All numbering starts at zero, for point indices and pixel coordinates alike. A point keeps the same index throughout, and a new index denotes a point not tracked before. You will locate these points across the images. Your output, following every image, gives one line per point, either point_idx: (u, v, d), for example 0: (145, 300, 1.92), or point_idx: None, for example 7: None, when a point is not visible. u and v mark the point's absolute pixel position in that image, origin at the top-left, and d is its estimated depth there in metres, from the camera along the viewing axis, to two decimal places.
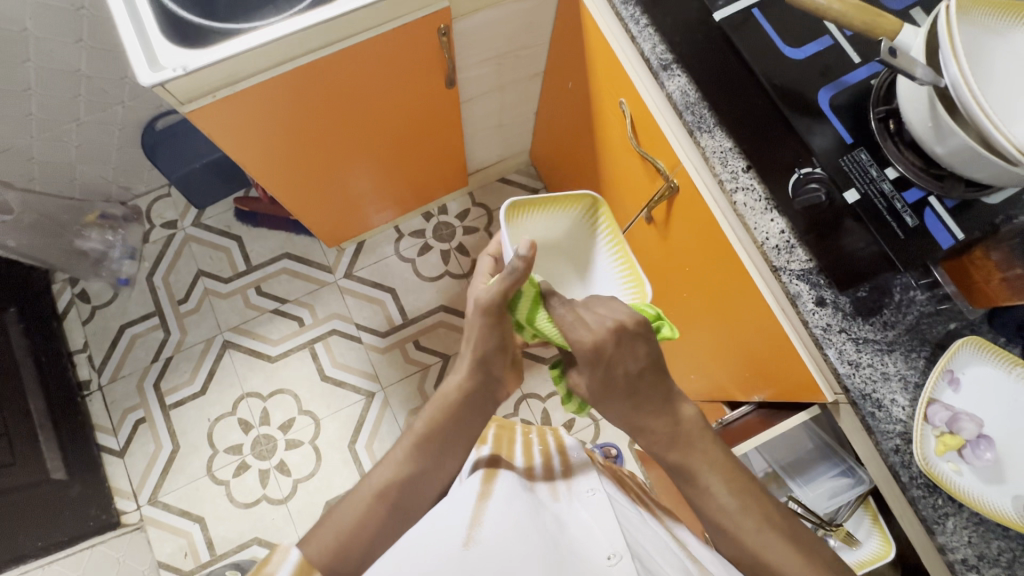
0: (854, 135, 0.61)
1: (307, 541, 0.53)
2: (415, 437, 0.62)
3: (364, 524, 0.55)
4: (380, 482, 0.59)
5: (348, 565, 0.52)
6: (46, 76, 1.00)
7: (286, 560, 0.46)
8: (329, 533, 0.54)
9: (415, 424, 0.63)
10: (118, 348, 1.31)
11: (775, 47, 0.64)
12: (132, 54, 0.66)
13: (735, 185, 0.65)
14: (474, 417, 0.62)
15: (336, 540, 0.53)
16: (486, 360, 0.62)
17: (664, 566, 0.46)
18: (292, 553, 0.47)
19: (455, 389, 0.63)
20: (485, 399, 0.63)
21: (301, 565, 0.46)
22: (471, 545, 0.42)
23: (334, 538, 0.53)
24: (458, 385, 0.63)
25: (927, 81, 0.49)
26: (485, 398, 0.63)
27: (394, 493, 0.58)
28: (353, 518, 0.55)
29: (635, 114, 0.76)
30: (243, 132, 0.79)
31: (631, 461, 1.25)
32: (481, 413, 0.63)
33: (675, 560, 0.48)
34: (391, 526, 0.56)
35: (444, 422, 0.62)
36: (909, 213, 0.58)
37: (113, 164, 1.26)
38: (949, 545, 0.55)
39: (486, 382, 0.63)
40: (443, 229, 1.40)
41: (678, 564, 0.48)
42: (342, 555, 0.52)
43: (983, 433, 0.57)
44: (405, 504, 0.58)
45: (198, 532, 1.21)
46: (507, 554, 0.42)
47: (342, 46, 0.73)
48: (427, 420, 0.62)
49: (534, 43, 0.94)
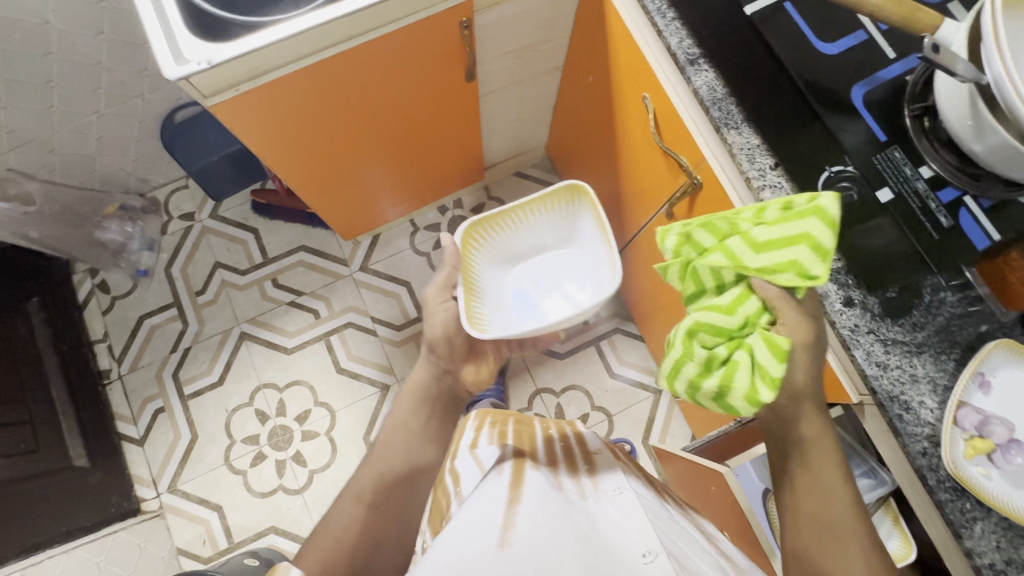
0: (888, 132, 0.60)
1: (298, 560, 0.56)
2: (389, 439, 0.71)
3: (356, 524, 0.60)
4: (366, 489, 0.65)
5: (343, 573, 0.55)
6: (67, 67, 1.01)
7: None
8: (318, 551, 0.57)
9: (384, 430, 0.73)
10: (138, 338, 1.33)
11: (809, 41, 0.64)
12: (157, 47, 0.67)
13: (762, 182, 0.63)
14: (433, 410, 0.76)
15: (326, 551, 0.57)
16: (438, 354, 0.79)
17: (700, 566, 0.46)
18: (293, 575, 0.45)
19: (417, 386, 0.77)
20: (443, 390, 0.78)
21: None
22: (506, 546, 0.43)
23: (329, 542, 0.58)
24: (420, 381, 0.77)
25: (968, 77, 0.48)
26: (442, 388, 0.78)
27: (377, 494, 0.64)
28: (345, 523, 0.60)
29: (658, 110, 0.75)
30: (265, 125, 0.79)
31: (645, 457, 1.25)
32: (438, 404, 0.77)
33: (709, 559, 0.48)
34: (376, 534, 0.60)
35: (413, 420, 0.74)
36: (943, 213, 0.58)
37: (132, 156, 1.27)
38: (977, 549, 0.54)
39: (439, 370, 0.79)
40: (458, 222, 1.39)
41: (712, 561, 0.48)
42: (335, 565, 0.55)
43: (1014, 437, 0.56)
44: (394, 491, 0.66)
45: (216, 520, 1.23)
46: (545, 554, 0.42)
47: (363, 40, 0.73)
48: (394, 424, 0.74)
49: (555, 36, 0.93)
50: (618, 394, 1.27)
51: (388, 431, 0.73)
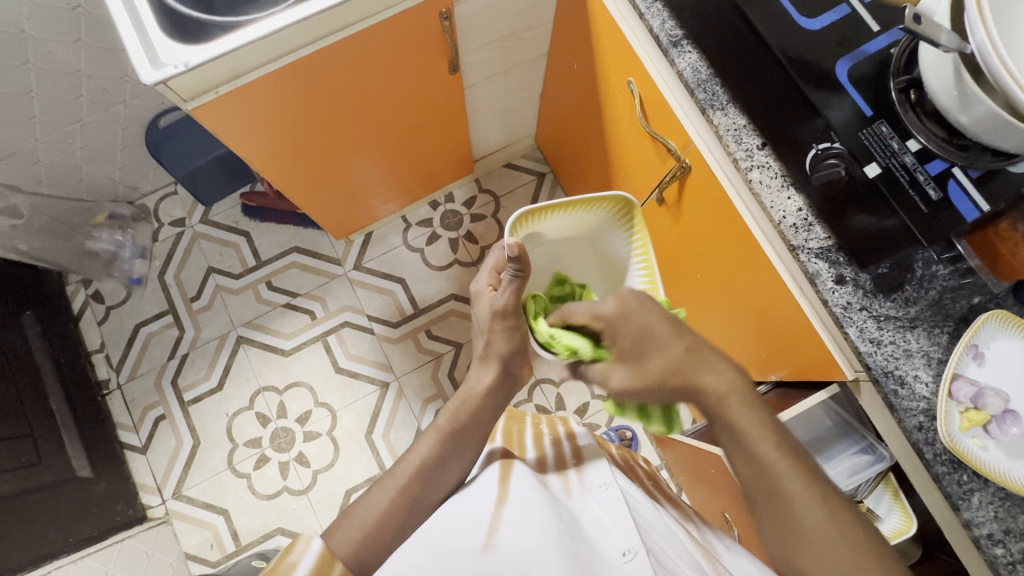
0: (873, 107, 0.59)
1: (333, 532, 0.56)
2: (437, 435, 0.62)
3: (389, 517, 0.57)
4: (404, 477, 0.60)
5: (372, 554, 0.55)
6: (47, 77, 1.00)
7: (308, 549, 0.48)
8: (355, 525, 0.56)
9: (438, 418, 0.64)
10: (135, 346, 1.33)
11: (790, 18, 0.63)
12: (132, 52, 0.66)
13: (750, 162, 0.64)
14: (493, 409, 0.65)
15: (362, 531, 0.56)
16: (508, 365, 0.65)
17: (674, 562, 0.48)
18: (313, 543, 0.49)
19: (483, 391, 0.64)
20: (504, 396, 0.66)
21: (322, 555, 0.49)
22: (488, 551, 0.45)
23: (361, 529, 0.56)
24: (487, 385, 0.65)
25: (952, 47, 0.47)
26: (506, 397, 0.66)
27: (418, 489, 0.59)
28: (377, 513, 0.57)
29: (643, 93, 0.75)
30: (247, 126, 0.78)
31: (647, 443, 1.25)
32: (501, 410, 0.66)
33: (688, 559, 0.50)
34: (412, 520, 0.58)
35: (471, 420, 0.63)
36: (932, 186, 0.56)
37: (119, 163, 1.26)
38: (975, 521, 0.55)
39: (502, 377, 0.65)
40: (450, 216, 1.39)
41: (690, 561, 0.50)
42: (370, 544, 0.55)
43: (1009, 407, 0.56)
44: (436, 481, 0.60)
45: (222, 524, 1.24)
46: (524, 554, 0.44)
47: (343, 35, 0.72)
48: (451, 414, 0.64)
49: (537, 23, 0.91)
50: None
51: (444, 417, 0.64)
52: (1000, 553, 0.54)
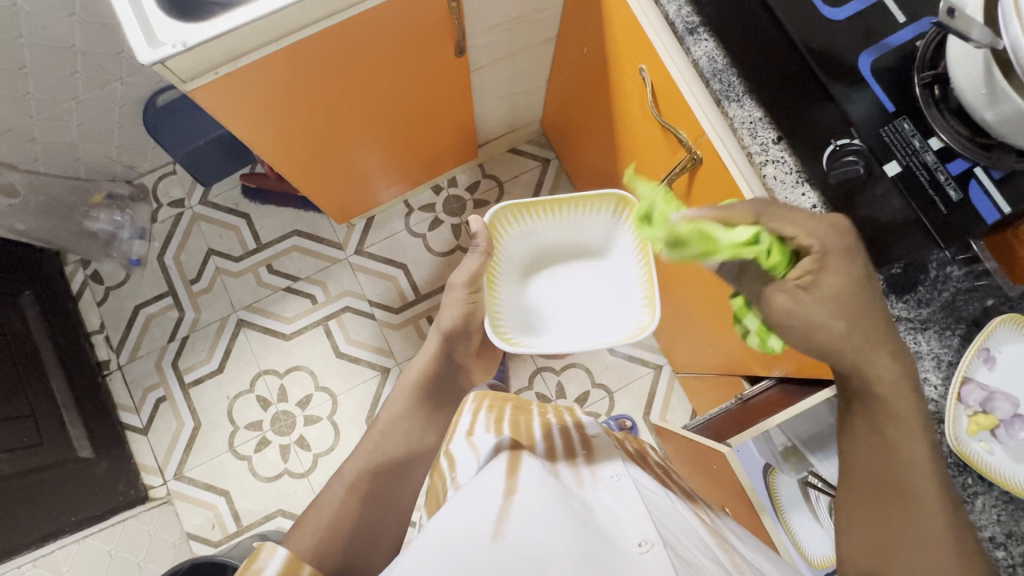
0: (895, 102, 0.57)
1: (288, 539, 0.55)
2: (383, 430, 0.69)
3: (343, 515, 0.58)
4: (355, 479, 0.62)
5: (333, 556, 0.54)
6: (41, 51, 0.97)
7: (274, 556, 0.45)
8: (307, 533, 0.55)
9: (382, 414, 0.72)
10: (135, 327, 1.32)
11: (813, 8, 0.60)
12: (129, 31, 0.63)
13: (764, 157, 0.63)
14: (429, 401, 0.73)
15: (316, 537, 0.55)
16: (451, 342, 0.77)
17: (690, 553, 0.48)
18: (280, 549, 0.45)
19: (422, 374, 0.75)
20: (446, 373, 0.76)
21: (290, 558, 0.45)
22: (499, 537, 0.44)
23: (315, 534, 0.55)
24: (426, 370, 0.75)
25: (983, 42, 0.45)
26: (452, 379, 0.77)
27: (368, 486, 0.62)
28: (331, 512, 0.58)
29: (655, 81, 0.73)
30: (246, 106, 0.76)
31: (646, 432, 1.26)
32: (441, 391, 0.75)
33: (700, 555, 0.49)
34: (367, 518, 0.60)
35: (414, 413, 0.72)
36: (953, 186, 0.55)
37: (116, 142, 1.23)
38: (978, 523, 0.54)
39: (445, 350, 0.76)
40: (452, 201, 1.37)
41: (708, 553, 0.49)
42: (324, 551, 0.54)
43: (1019, 412, 0.55)
44: (395, 481, 0.65)
45: (223, 505, 1.25)
46: (538, 547, 0.43)
47: (346, 15, 0.69)
48: (391, 407, 0.72)
49: (547, 6, 0.88)
50: (618, 370, 1.28)
51: (386, 413, 0.72)
52: (1001, 555, 0.54)
